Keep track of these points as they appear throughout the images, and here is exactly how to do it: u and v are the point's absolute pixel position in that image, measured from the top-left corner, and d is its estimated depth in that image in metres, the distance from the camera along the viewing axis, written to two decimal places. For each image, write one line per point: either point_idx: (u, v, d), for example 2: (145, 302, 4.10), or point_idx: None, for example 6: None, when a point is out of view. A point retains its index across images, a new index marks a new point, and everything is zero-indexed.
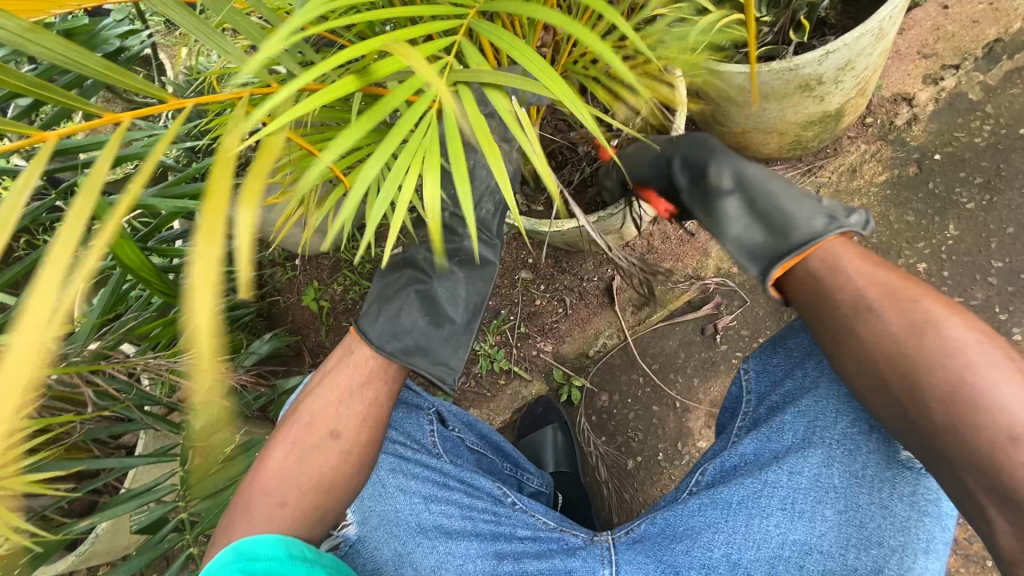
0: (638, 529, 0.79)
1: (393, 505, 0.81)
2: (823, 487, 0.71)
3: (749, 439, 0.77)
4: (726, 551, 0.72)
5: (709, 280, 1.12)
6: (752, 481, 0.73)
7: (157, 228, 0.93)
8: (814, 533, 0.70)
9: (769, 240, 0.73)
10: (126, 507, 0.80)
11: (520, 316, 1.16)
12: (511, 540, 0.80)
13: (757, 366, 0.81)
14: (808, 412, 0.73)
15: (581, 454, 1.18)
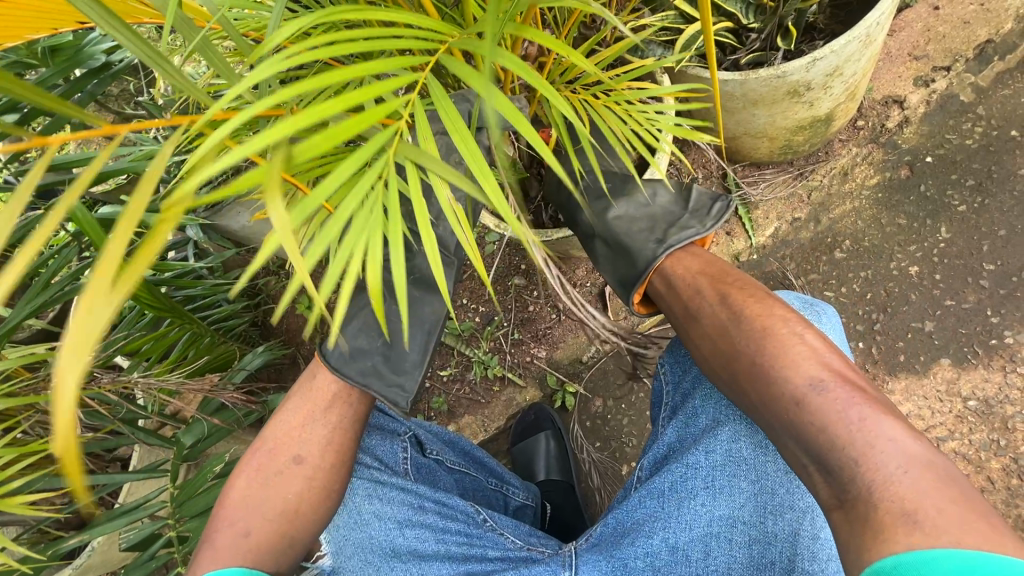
0: (594, 532, 0.79)
1: (367, 531, 0.81)
2: (735, 461, 0.73)
3: (671, 426, 0.80)
4: (665, 536, 0.72)
5: None
6: (679, 466, 0.75)
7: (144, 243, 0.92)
8: (735, 507, 0.72)
9: (624, 271, 0.83)
10: (116, 523, 0.81)
11: (514, 322, 1.16)
12: (482, 560, 0.81)
13: (671, 360, 0.85)
14: (713, 394, 0.77)
15: (575, 460, 1.19)
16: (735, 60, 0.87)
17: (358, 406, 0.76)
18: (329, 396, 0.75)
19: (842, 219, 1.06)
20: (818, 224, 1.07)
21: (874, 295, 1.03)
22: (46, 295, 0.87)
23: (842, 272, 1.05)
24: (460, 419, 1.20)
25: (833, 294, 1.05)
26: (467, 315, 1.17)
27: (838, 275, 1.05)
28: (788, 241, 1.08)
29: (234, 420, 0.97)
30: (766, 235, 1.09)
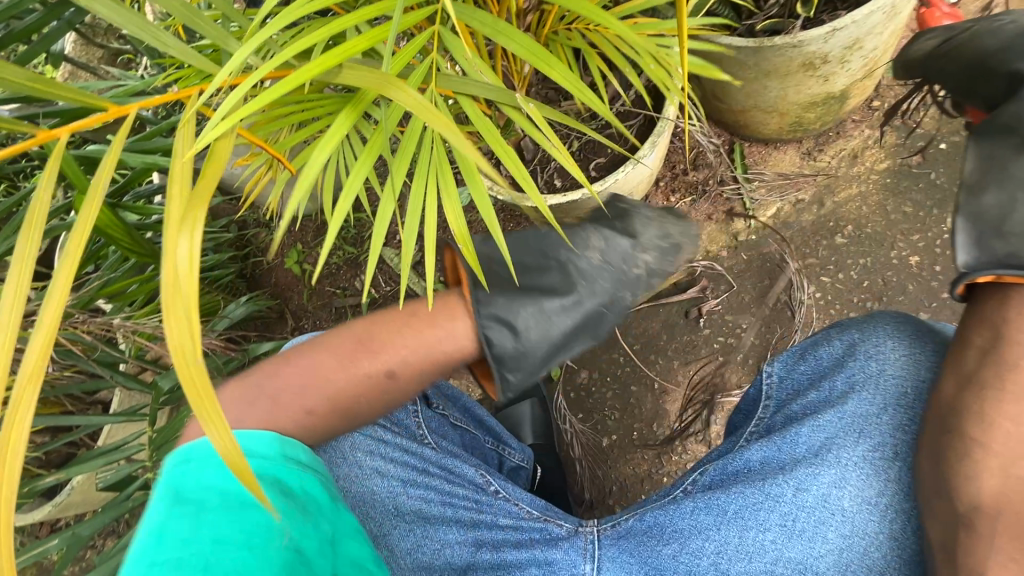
0: (624, 524, 0.79)
1: (370, 488, 0.81)
2: (829, 508, 0.71)
3: (757, 447, 0.76)
4: (715, 560, 0.72)
5: (696, 263, 1.10)
6: (753, 492, 0.73)
7: (129, 182, 0.89)
8: (812, 553, 0.70)
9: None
10: (92, 465, 0.81)
11: None
12: (491, 528, 0.80)
13: (782, 372, 0.81)
14: (828, 428, 0.73)
15: (558, 432, 1.18)
16: (750, 26, 0.83)
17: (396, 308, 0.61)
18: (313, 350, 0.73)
19: (847, 203, 1.05)
20: (821, 207, 1.06)
21: (871, 283, 1.03)
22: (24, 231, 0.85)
23: (841, 257, 1.05)
24: None
25: (830, 279, 1.05)
26: None
27: (837, 260, 1.05)
28: (789, 223, 1.07)
29: (215, 367, 0.96)
30: (767, 216, 1.08)
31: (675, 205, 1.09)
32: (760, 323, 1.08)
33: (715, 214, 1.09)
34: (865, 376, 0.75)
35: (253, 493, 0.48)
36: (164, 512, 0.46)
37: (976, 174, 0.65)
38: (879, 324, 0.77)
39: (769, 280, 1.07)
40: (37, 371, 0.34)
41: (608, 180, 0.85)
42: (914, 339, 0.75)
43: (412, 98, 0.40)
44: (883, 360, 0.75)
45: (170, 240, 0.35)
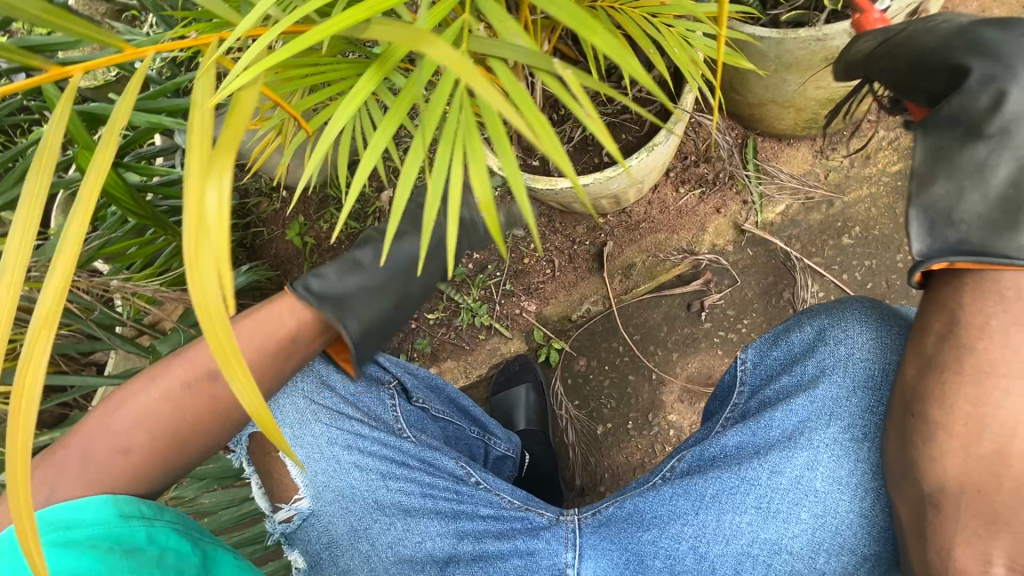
0: (605, 511, 0.74)
1: (348, 481, 0.75)
2: (803, 489, 0.68)
3: (733, 431, 0.73)
4: (694, 544, 0.69)
5: (702, 256, 1.10)
6: (730, 476, 0.70)
7: (132, 143, 0.87)
8: (786, 534, 0.68)
9: (974, 233, 0.56)
10: None
11: (506, 273, 1.15)
12: (473, 519, 0.75)
13: (755, 357, 0.79)
14: (802, 411, 0.70)
15: (553, 417, 1.18)
16: (774, 16, 0.81)
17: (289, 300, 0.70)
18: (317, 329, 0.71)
19: (856, 204, 1.04)
20: (830, 207, 1.05)
21: (874, 286, 1.03)
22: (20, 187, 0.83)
23: (846, 258, 1.05)
24: (443, 362, 1.21)
25: (834, 279, 1.05)
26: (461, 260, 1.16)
27: (842, 261, 1.05)
28: (797, 221, 1.07)
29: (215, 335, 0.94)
30: (775, 212, 1.07)
31: (684, 197, 1.09)
32: (761, 319, 1.08)
33: (723, 208, 1.08)
34: (835, 360, 0.71)
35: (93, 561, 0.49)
36: None
37: (926, 163, 0.59)
38: (849, 308, 0.73)
39: (772, 278, 1.07)
40: (50, 321, 0.32)
41: (621, 167, 0.84)
42: (884, 321, 0.71)
43: (444, 53, 0.32)
44: (844, 339, 0.71)
45: (196, 191, 0.32)
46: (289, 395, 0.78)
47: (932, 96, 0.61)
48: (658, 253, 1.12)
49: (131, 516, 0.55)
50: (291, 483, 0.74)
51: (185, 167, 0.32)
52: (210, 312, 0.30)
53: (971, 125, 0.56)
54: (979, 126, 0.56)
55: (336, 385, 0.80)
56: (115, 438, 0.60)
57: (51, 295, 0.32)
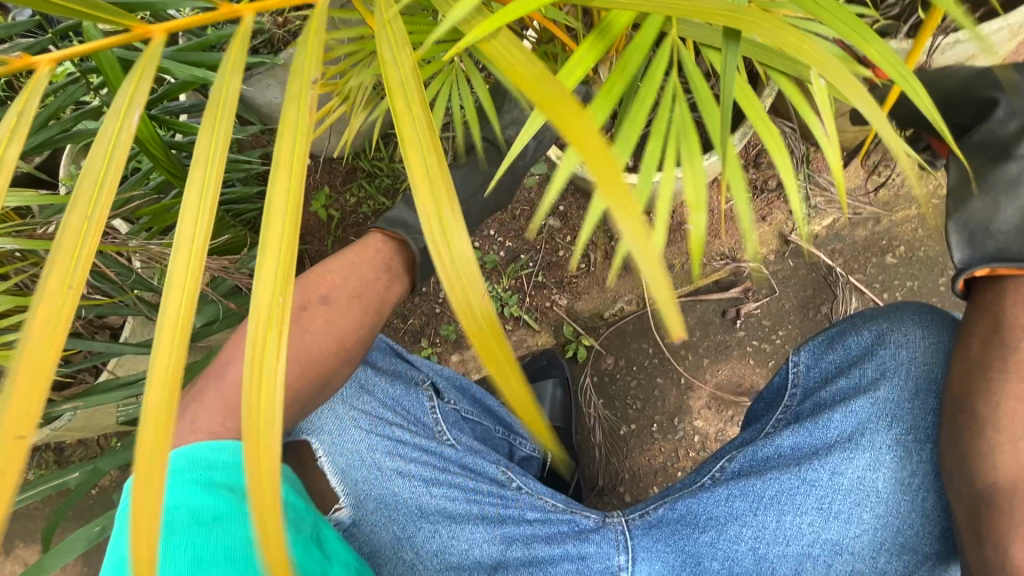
0: (655, 513, 0.73)
1: (390, 489, 0.72)
2: (864, 490, 0.67)
3: (789, 433, 0.71)
4: (753, 546, 0.69)
5: (743, 263, 1.08)
6: (789, 477, 0.69)
7: (164, 96, 0.81)
8: (847, 534, 0.67)
9: (1009, 241, 0.61)
10: (109, 397, 0.76)
11: (540, 264, 1.13)
12: (520, 524, 0.73)
13: (809, 360, 0.76)
14: (862, 414, 0.69)
15: (578, 415, 1.16)
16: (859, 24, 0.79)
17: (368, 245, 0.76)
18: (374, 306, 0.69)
19: (903, 224, 1.04)
20: (876, 224, 1.05)
21: None
22: (42, 134, 0.77)
23: (888, 277, 1.04)
24: (466, 350, 1.18)
25: (874, 296, 1.04)
26: (493, 248, 1.14)
27: (884, 279, 1.04)
28: (841, 235, 1.06)
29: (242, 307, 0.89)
30: (821, 225, 1.06)
31: (730, 202, 1.06)
32: (796, 332, 1.07)
33: (770, 216, 1.06)
34: (895, 363, 0.70)
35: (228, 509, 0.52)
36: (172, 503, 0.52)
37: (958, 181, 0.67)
38: (904, 314, 0.72)
39: (811, 291, 1.06)
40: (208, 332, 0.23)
41: None
42: (941, 324, 0.71)
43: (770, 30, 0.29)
44: (904, 341, 0.71)
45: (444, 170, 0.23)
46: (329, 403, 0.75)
47: (964, 128, 0.69)
48: (698, 256, 1.09)
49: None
50: (329, 491, 0.71)
51: (409, 140, 0.24)
52: (478, 313, 0.21)
53: (1002, 148, 0.64)
54: (1009, 149, 0.63)
55: (374, 388, 0.79)
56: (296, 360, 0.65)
57: (272, 280, 0.23)
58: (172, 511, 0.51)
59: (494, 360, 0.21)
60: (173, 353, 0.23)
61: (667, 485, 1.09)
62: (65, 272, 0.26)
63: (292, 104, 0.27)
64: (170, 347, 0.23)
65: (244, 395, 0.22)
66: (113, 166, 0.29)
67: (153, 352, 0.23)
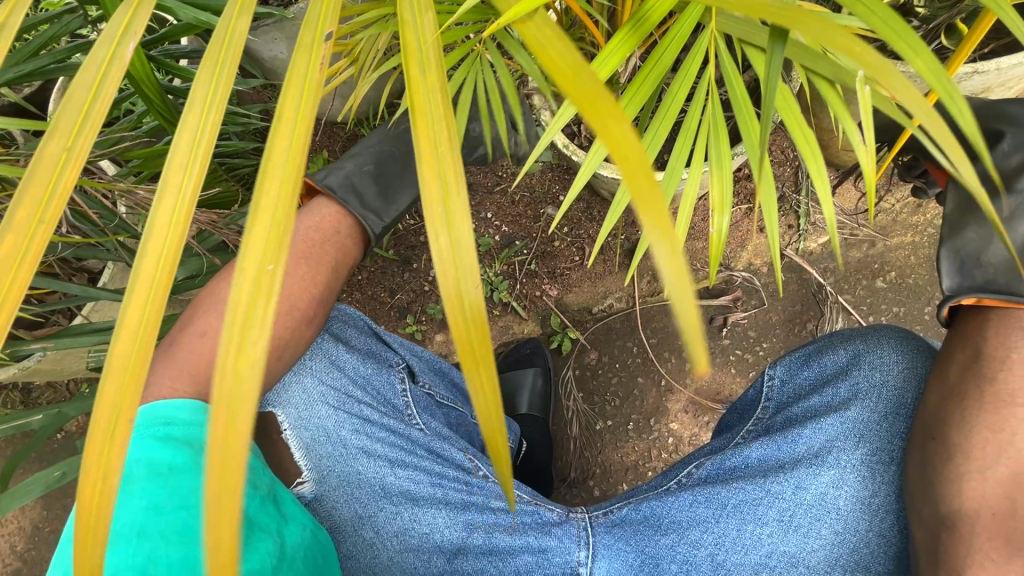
0: (619, 512, 0.73)
1: (355, 468, 0.71)
2: (826, 507, 0.68)
3: (757, 445, 0.72)
4: (712, 551, 0.69)
5: (736, 272, 1.08)
6: (753, 488, 0.69)
7: (166, 36, 0.77)
8: (805, 547, 0.68)
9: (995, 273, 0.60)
10: (85, 342, 0.73)
11: (534, 252, 1.12)
12: (483, 511, 0.72)
13: (784, 376, 0.77)
14: (831, 432, 0.70)
15: (557, 404, 1.16)
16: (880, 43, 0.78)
17: (322, 220, 0.75)
18: None
19: (897, 249, 1.05)
20: (870, 247, 1.05)
21: None
22: (32, 62, 0.73)
23: (876, 301, 1.05)
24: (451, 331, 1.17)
25: (860, 317, 1.05)
26: (488, 232, 1.13)
27: (872, 302, 1.05)
28: (836, 255, 1.06)
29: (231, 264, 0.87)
30: (817, 243, 1.06)
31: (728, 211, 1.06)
32: (780, 345, 1.08)
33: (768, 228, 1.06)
34: (869, 385, 0.71)
35: (184, 463, 0.51)
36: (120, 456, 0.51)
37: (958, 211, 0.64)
38: (882, 335, 0.73)
39: (799, 307, 1.07)
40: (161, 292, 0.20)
41: None
42: (917, 351, 0.71)
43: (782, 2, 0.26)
44: (881, 364, 0.71)
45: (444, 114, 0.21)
46: (296, 375, 0.72)
47: None
48: (692, 261, 1.09)
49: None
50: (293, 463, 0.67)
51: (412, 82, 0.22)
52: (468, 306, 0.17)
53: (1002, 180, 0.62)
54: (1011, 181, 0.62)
55: (344, 364, 0.75)
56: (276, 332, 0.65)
57: (259, 242, 0.20)
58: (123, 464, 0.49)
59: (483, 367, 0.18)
60: (147, 309, 0.20)
61: (636, 483, 1.10)
62: (34, 208, 0.23)
63: (303, 60, 0.25)
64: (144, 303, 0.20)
65: (214, 352, 0.19)
66: (98, 102, 0.26)
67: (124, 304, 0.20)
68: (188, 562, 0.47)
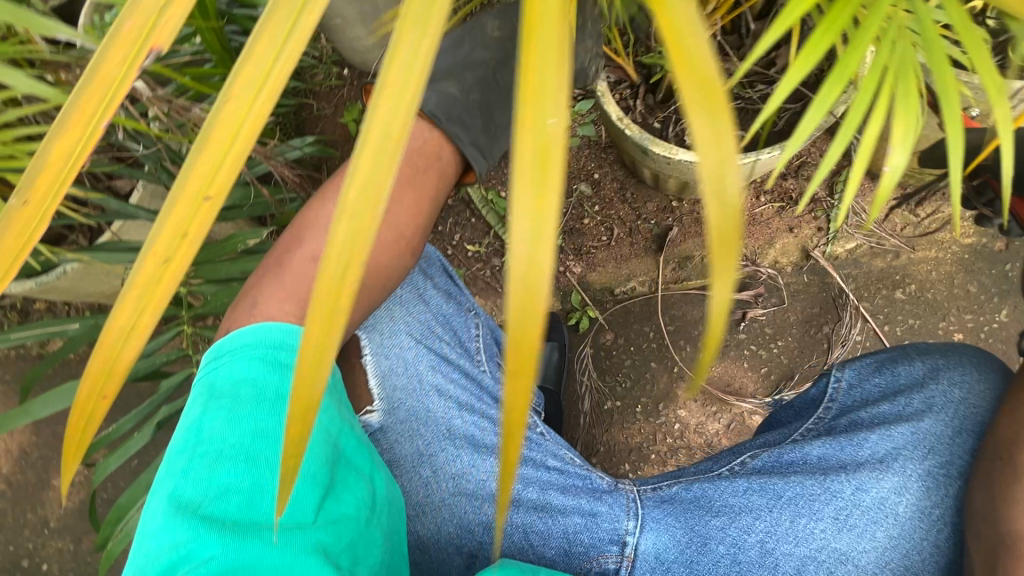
0: (669, 489, 0.74)
1: (425, 405, 0.71)
2: (884, 511, 0.69)
3: (820, 442, 0.73)
4: (762, 539, 0.70)
5: (762, 268, 1.09)
6: (812, 483, 0.71)
7: None
8: (856, 547, 0.69)
9: None
10: None
11: (562, 228, 1.12)
12: (539, 468, 0.74)
13: (854, 379, 0.78)
14: (898, 439, 0.71)
15: (569, 379, 1.17)
16: None
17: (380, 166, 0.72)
18: (405, 229, 0.67)
19: (920, 263, 1.06)
20: (894, 258, 1.07)
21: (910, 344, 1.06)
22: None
23: (893, 311, 1.07)
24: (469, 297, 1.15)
25: (875, 325, 1.07)
26: None
27: (888, 312, 1.07)
28: (860, 262, 1.08)
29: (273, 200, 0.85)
30: (843, 248, 1.08)
31: (760, 207, 1.07)
32: (794, 344, 1.09)
33: (797, 229, 1.07)
34: (945, 400, 0.72)
35: (289, 391, 0.50)
36: (230, 373, 0.50)
37: None
38: (962, 353, 0.74)
39: (817, 309, 1.09)
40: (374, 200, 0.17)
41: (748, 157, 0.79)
42: (997, 372, 0.72)
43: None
44: (960, 381, 0.72)
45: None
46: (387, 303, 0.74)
47: None
48: None
49: None
50: (365, 393, 0.70)
51: None
52: (726, 204, 0.16)
53: None
54: None
55: (430, 301, 0.78)
56: (321, 273, 0.62)
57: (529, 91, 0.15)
58: (233, 384, 0.49)
59: (730, 261, 0.16)
60: (353, 218, 0.17)
61: (638, 464, 1.12)
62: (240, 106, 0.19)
63: None
64: (348, 213, 0.17)
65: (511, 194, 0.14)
66: None
67: (343, 193, 0.17)
68: (289, 496, 0.47)
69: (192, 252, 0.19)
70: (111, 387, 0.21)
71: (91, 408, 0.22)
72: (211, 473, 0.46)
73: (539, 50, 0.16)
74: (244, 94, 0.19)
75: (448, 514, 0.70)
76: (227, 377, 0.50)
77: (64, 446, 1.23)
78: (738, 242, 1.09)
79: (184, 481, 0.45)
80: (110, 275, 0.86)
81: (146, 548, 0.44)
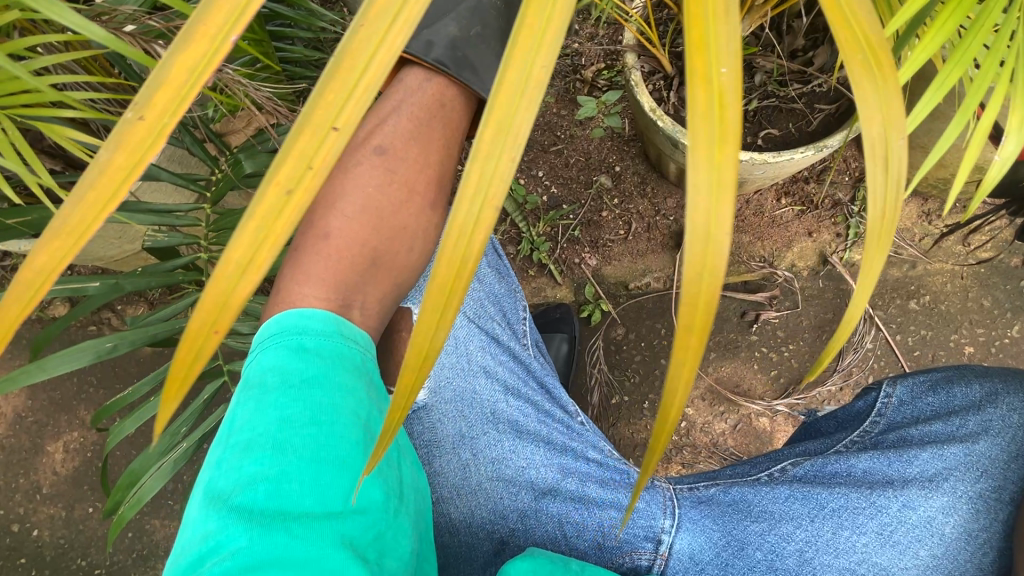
0: (706, 491, 0.75)
1: (472, 386, 0.73)
2: (929, 529, 0.69)
3: (867, 456, 0.73)
4: (802, 548, 0.70)
5: (780, 270, 1.08)
6: (856, 496, 0.71)
7: None
8: (897, 563, 0.68)
9: None
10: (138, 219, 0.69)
11: (580, 219, 1.11)
12: (578, 459, 0.73)
13: (905, 396, 0.78)
14: (950, 459, 0.71)
15: (577, 372, 1.16)
16: None
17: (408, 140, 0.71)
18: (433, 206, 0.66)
19: (936, 274, 1.06)
20: (911, 268, 1.07)
21: (921, 354, 1.06)
22: None
23: (906, 320, 1.07)
24: None
25: (888, 334, 1.07)
26: (537, 191, 1.11)
27: (901, 321, 1.07)
28: None
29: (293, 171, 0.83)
30: (860, 255, 1.08)
31: (780, 209, 1.07)
32: (805, 349, 1.09)
33: (815, 233, 1.07)
34: (1002, 425, 0.72)
35: (316, 374, 0.50)
36: (259, 365, 0.50)
37: None
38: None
39: (831, 315, 1.08)
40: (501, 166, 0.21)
41: (782, 155, 0.78)
42: None
43: None
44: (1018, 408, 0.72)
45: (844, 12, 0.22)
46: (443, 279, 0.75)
47: None
48: (737, 253, 1.10)
49: (353, 340, 0.55)
50: None
51: None
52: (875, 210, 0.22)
53: None
54: None
55: (485, 283, 0.78)
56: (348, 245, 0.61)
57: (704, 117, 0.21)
58: (261, 372, 0.49)
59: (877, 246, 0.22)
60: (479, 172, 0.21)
61: (642, 460, 1.12)
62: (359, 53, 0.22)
63: None
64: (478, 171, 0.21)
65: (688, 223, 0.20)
66: None
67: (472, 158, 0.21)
68: (316, 485, 0.45)
69: (321, 179, 0.21)
70: (225, 320, 0.22)
71: (200, 343, 0.22)
72: (242, 462, 0.45)
73: (705, 33, 0.22)
74: (367, 47, 0.22)
75: (484, 498, 0.70)
76: (257, 368, 0.50)
77: (56, 413, 1.20)
78: (756, 243, 1.08)
79: (218, 472, 0.45)
80: (121, 238, 0.84)
81: (183, 539, 0.43)
